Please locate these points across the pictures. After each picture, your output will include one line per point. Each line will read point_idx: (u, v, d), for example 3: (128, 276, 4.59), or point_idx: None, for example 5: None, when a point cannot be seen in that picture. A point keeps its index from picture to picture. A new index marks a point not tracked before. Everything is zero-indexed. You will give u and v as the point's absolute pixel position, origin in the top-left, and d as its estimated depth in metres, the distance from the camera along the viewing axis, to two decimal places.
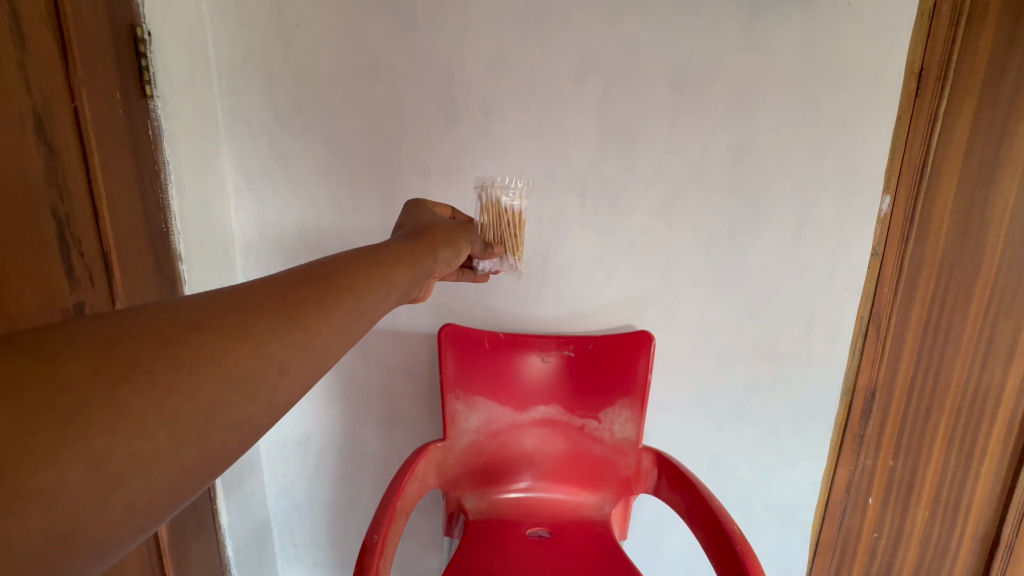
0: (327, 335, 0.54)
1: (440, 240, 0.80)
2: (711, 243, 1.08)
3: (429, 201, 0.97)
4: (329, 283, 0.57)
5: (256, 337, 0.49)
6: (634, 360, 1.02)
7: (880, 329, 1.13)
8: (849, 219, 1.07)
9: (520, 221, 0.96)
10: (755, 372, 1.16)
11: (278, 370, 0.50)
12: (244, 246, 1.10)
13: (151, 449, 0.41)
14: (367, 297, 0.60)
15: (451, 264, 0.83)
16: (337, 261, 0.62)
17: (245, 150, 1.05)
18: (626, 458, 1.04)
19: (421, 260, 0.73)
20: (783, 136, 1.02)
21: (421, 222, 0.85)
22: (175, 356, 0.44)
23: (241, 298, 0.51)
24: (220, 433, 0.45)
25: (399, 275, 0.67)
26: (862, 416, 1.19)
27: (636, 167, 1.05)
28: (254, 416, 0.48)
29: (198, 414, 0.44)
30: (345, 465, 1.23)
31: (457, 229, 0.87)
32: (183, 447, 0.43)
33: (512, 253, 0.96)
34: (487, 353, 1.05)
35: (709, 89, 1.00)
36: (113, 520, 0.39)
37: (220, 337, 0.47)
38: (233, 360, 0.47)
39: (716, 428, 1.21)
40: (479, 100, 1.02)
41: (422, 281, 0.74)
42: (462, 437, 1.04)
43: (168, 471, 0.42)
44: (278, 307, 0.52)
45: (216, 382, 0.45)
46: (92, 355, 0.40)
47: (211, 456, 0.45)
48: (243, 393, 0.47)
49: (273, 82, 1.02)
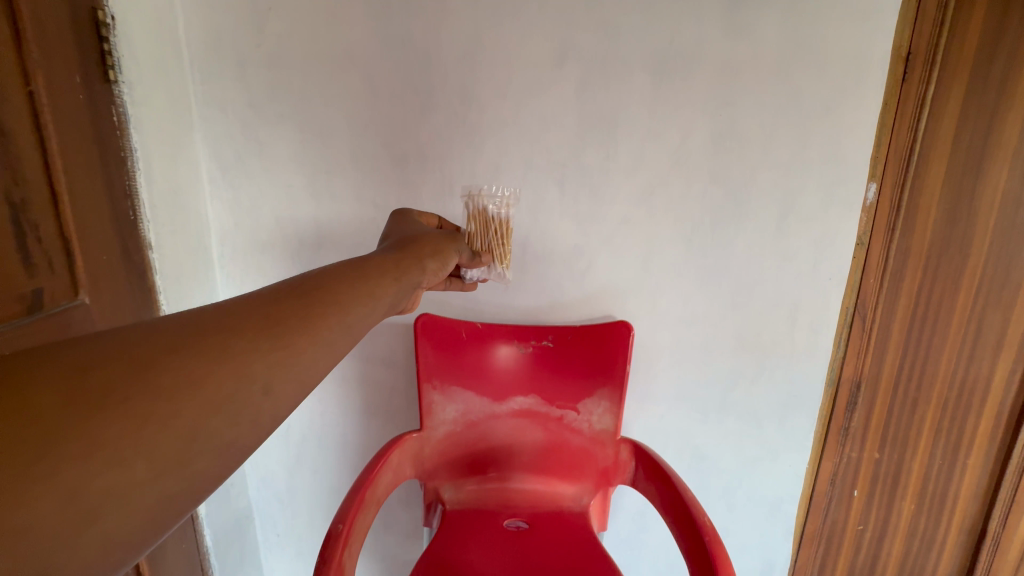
0: (310, 353, 0.57)
1: (427, 251, 0.81)
2: (693, 233, 1.06)
3: (414, 212, 0.96)
4: (311, 301, 0.60)
5: (237, 357, 0.51)
6: (613, 351, 1.01)
7: (865, 320, 1.12)
8: (833, 208, 1.05)
9: (506, 230, 0.96)
10: (738, 364, 1.14)
11: (261, 391, 0.52)
12: (220, 235, 1.10)
13: (132, 476, 0.42)
14: (349, 313, 0.63)
15: (439, 273, 0.84)
16: (319, 278, 0.64)
17: (220, 138, 1.04)
18: (605, 450, 1.03)
19: (406, 271, 0.75)
20: (765, 122, 1.00)
21: (408, 233, 0.86)
22: (156, 381, 0.45)
23: (221, 319, 0.53)
24: (201, 459, 0.46)
25: (384, 288, 0.70)
26: (846, 407, 1.19)
27: (616, 156, 1.03)
28: (236, 440, 0.49)
29: (179, 440, 0.45)
30: (326, 456, 1.23)
31: (444, 239, 0.87)
32: (163, 474, 0.44)
33: (499, 261, 0.96)
34: (464, 344, 1.04)
35: (691, 75, 0.98)
36: (86, 556, 0.39)
37: (200, 358, 0.48)
38: (216, 384, 0.48)
39: (698, 421, 1.18)
40: (456, 87, 1.01)
41: (409, 292, 0.76)
42: (439, 428, 1.03)
43: (145, 501, 0.43)
44: (259, 326, 0.54)
45: (197, 406, 0.46)
46: (69, 383, 0.41)
47: (191, 482, 0.46)
48: (227, 417, 0.48)
49: (246, 68, 1.00)
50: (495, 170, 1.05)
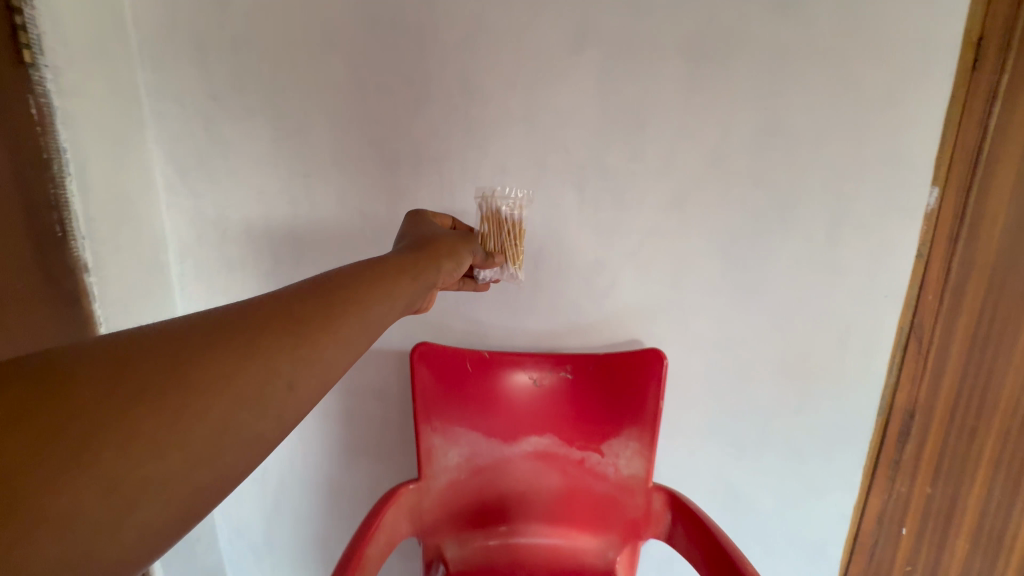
0: (336, 349, 0.50)
1: (441, 253, 0.70)
2: (732, 244, 0.92)
3: (428, 211, 0.84)
4: (337, 294, 0.54)
5: (264, 352, 0.46)
6: (643, 383, 0.87)
7: (923, 341, 0.98)
8: (892, 217, 0.91)
9: (521, 231, 0.85)
10: (780, 393, 1.00)
11: (285, 386, 0.46)
12: (180, 249, 0.95)
13: (166, 468, 0.38)
14: (372, 308, 0.56)
15: (454, 275, 0.73)
16: (342, 275, 0.57)
17: (178, 136, 0.89)
18: (634, 499, 0.88)
19: (422, 271, 0.65)
20: (817, 115, 0.86)
21: (423, 233, 0.75)
22: (181, 377, 0.40)
23: (249, 312, 0.48)
24: (232, 452, 0.42)
25: (401, 288, 0.61)
26: (896, 437, 1.05)
27: (644, 155, 0.88)
28: (264, 436, 0.44)
29: (210, 432, 0.41)
30: (307, 501, 1.07)
31: (459, 240, 0.76)
32: (197, 466, 0.40)
33: (512, 262, 0.85)
34: (469, 377, 0.89)
35: (731, 61, 0.84)
36: (126, 546, 0.37)
37: (229, 354, 0.44)
38: (242, 379, 0.43)
39: (733, 457, 1.05)
40: (456, 76, 0.86)
41: (426, 293, 0.67)
42: (441, 477, 0.88)
43: (175, 497, 0.39)
44: (286, 320, 0.49)
45: (226, 400, 0.42)
46: (99, 377, 0.38)
47: (223, 477, 0.42)
48: (254, 410, 0.44)
49: (207, 53, 0.85)
50: (502, 173, 0.90)
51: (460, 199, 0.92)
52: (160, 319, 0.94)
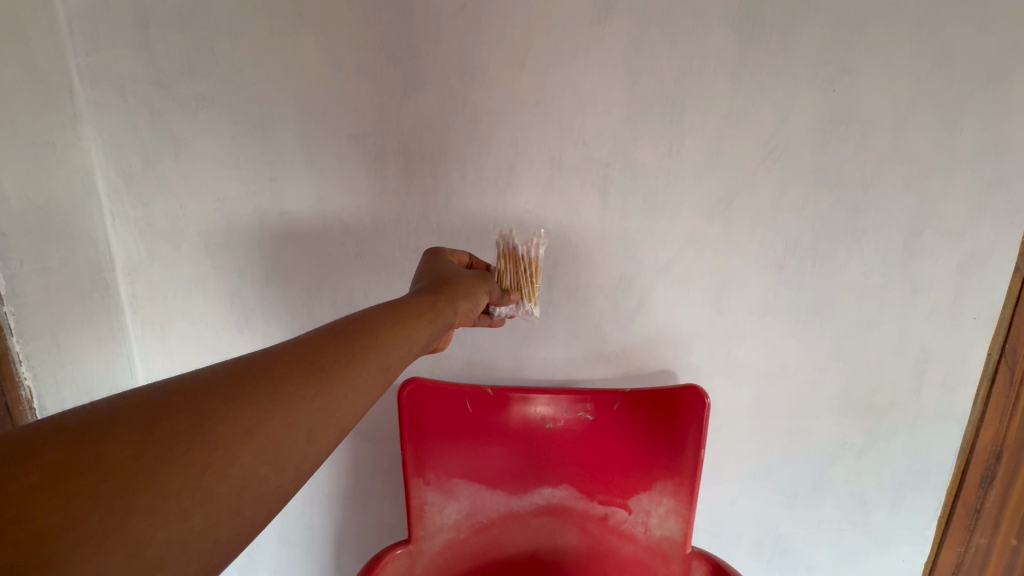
0: (354, 396, 0.46)
1: (458, 292, 0.61)
2: (787, 256, 0.76)
3: (445, 248, 0.72)
4: (358, 338, 0.48)
5: (284, 404, 0.41)
6: (682, 425, 0.71)
7: (1015, 371, 0.76)
8: (989, 221, 0.71)
9: (539, 267, 0.74)
10: (841, 433, 0.84)
11: (305, 438, 0.42)
12: (129, 265, 0.83)
13: (190, 526, 0.35)
14: (393, 351, 0.50)
15: (472, 314, 0.63)
16: (362, 316, 0.51)
17: (121, 132, 0.76)
18: (670, 565, 0.73)
19: (441, 311, 0.57)
20: (898, 97, 0.68)
21: (441, 272, 0.64)
22: (210, 434, 0.37)
23: (271, 360, 0.43)
24: (253, 506, 0.38)
25: (419, 330, 0.53)
26: (979, 483, 0.82)
27: (682, 150, 0.73)
28: (276, 491, 0.40)
29: (232, 488, 0.37)
30: (285, 550, 0.95)
31: (476, 276, 0.66)
32: (220, 522, 0.37)
33: (528, 299, 0.73)
34: (472, 420, 0.74)
35: (793, 27, 0.67)
36: None
37: (252, 408, 0.40)
38: (263, 432, 0.39)
39: (782, 505, 0.90)
40: (451, 53, 0.71)
41: (444, 334, 0.58)
42: (435, 539, 0.74)
43: (195, 560, 0.35)
44: (308, 368, 0.44)
45: (252, 455, 0.39)
46: (128, 433, 0.35)
47: (241, 535, 0.38)
48: (273, 464, 0.40)
49: (151, 31, 0.72)
50: (509, 174, 0.75)
51: (456, 205, 0.77)
52: (106, 347, 0.83)
